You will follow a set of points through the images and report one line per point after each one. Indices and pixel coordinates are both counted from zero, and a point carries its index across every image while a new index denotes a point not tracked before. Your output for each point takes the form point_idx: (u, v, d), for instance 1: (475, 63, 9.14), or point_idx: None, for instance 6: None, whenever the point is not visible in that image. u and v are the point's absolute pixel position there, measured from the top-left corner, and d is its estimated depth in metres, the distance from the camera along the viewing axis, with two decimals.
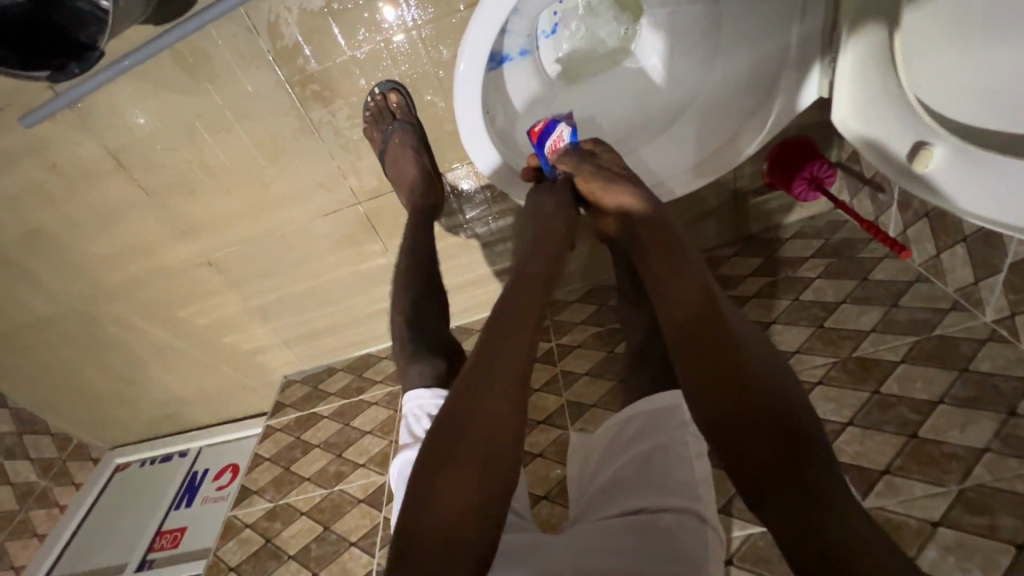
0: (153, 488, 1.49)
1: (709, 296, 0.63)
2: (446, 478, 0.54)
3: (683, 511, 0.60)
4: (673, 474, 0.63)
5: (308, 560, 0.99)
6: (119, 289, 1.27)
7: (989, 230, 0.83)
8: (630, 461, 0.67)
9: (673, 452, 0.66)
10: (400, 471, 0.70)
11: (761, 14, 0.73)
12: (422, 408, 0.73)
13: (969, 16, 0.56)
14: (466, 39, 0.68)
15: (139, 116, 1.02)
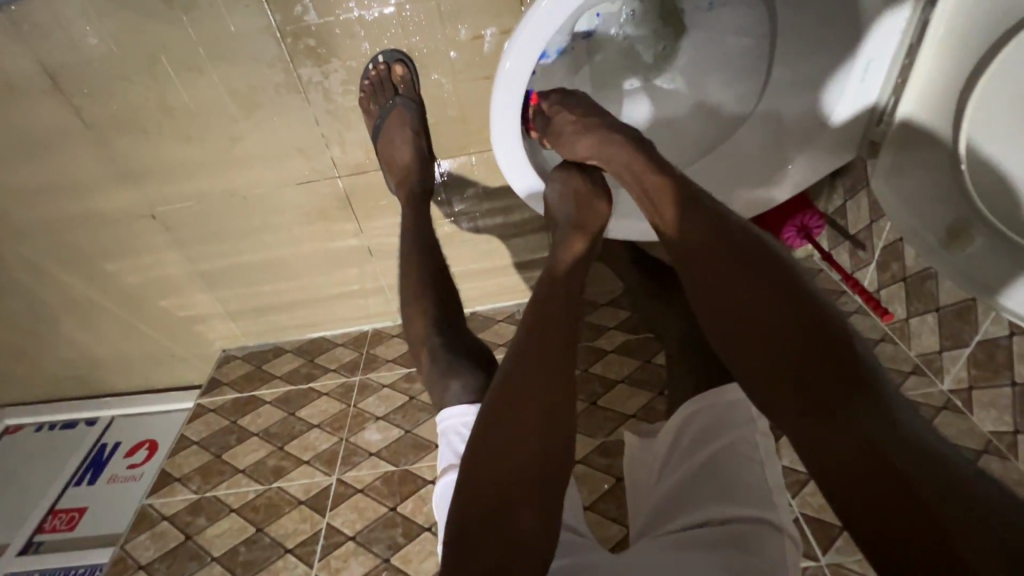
0: (49, 460, 1.31)
1: (777, 297, 0.55)
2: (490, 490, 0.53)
3: (759, 522, 0.57)
4: (743, 483, 0.60)
5: (234, 565, 0.90)
6: (36, 230, 1.09)
7: (966, 306, 0.85)
8: (691, 467, 0.64)
9: (739, 456, 0.62)
10: (443, 496, 0.62)
11: (817, 63, 0.70)
12: (468, 427, 0.65)
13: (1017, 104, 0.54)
14: (514, 35, 0.61)
15: (90, 35, 0.86)
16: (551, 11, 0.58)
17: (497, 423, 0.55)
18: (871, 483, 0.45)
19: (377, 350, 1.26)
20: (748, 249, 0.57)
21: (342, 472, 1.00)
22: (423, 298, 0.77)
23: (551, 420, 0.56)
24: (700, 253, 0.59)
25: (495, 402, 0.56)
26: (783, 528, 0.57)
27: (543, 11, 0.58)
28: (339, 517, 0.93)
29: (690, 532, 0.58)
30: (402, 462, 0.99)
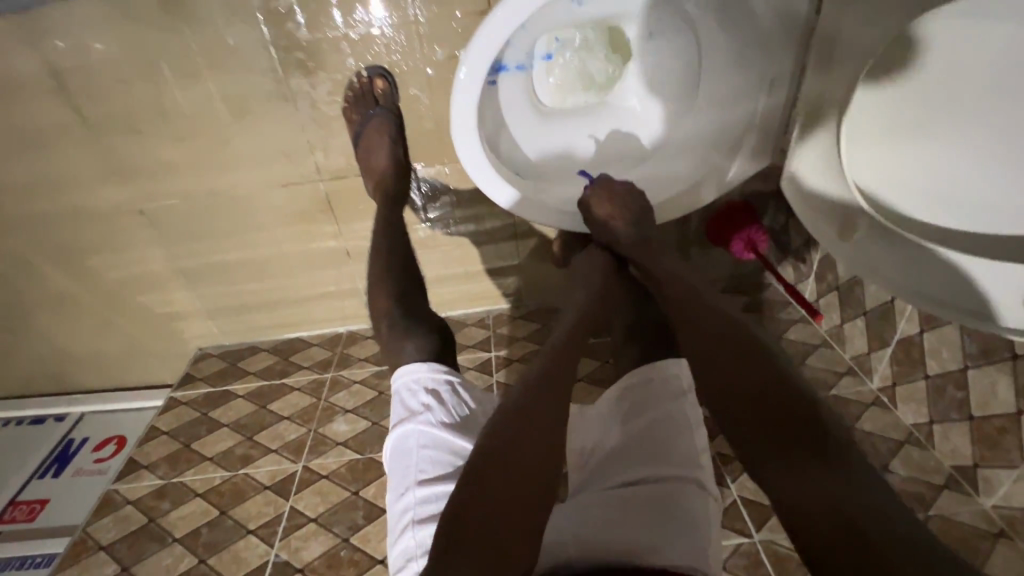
0: (13, 454, 1.30)
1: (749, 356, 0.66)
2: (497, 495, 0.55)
3: (683, 480, 0.62)
4: (672, 446, 0.65)
5: (195, 546, 0.91)
6: (23, 222, 1.14)
7: (886, 307, 0.95)
8: (631, 430, 0.69)
9: (672, 422, 0.67)
10: (396, 447, 0.67)
11: (735, 79, 0.83)
12: (418, 384, 0.70)
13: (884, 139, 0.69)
14: (477, 32, 0.68)
15: (98, 40, 0.94)
16: (511, 12, 0.66)
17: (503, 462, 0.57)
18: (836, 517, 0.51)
19: (350, 350, 1.31)
20: (725, 338, 0.69)
21: (309, 459, 1.03)
22: (389, 282, 0.83)
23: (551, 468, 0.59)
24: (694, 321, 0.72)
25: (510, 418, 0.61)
26: (705, 487, 0.62)
27: (506, 10, 0.66)
28: (303, 500, 0.96)
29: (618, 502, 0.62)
30: (367, 450, 1.03)
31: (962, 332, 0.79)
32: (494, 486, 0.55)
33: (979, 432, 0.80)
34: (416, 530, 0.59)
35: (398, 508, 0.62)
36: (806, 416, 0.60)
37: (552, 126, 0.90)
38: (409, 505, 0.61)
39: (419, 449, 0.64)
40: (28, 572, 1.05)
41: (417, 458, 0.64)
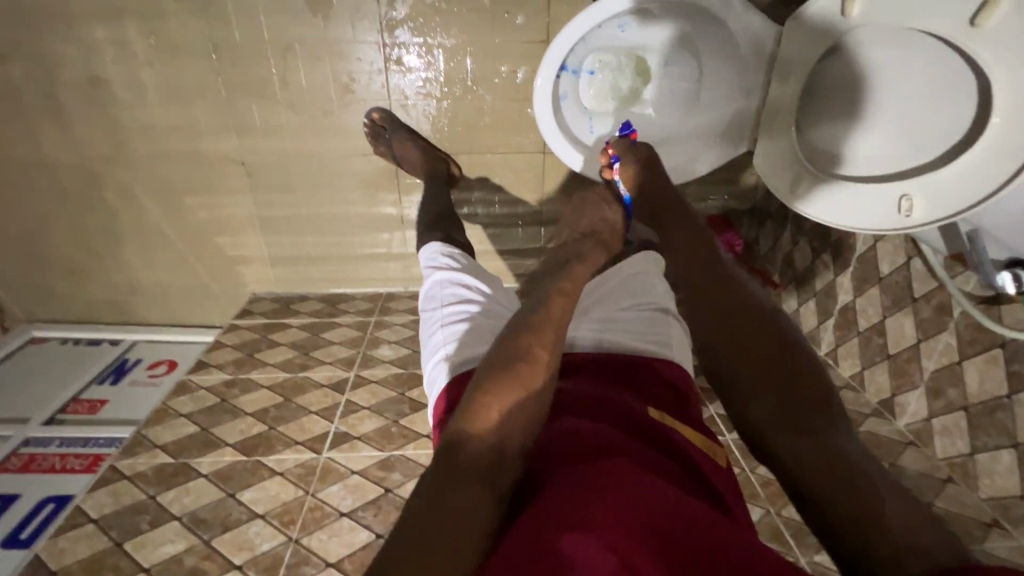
0: (71, 365, 1.44)
1: (748, 316, 0.67)
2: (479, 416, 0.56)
3: (663, 311, 0.82)
4: (653, 290, 0.85)
5: (265, 418, 1.08)
6: (142, 159, 1.38)
7: (829, 285, 1.23)
8: (628, 280, 0.87)
9: (652, 280, 0.87)
10: (427, 286, 0.87)
11: (727, 87, 1.06)
12: (440, 251, 0.93)
13: (852, 107, 0.81)
14: (553, 41, 1.00)
15: (252, 23, 1.24)
16: (573, 26, 0.98)
17: (489, 405, 0.57)
18: (829, 481, 0.52)
19: (390, 304, 1.54)
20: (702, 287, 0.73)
21: (359, 371, 1.23)
22: (452, 228, 1.13)
23: (534, 405, 0.59)
24: (696, 291, 0.73)
25: (492, 360, 0.61)
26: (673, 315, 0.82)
27: (570, 27, 0.98)
28: (356, 396, 1.14)
29: (608, 363, 0.71)
30: (409, 368, 1.23)
31: (880, 290, 1.07)
32: (474, 409, 0.57)
33: (894, 367, 1.05)
34: (444, 319, 0.78)
35: (430, 312, 0.82)
36: (786, 373, 0.62)
37: (589, 123, 1.13)
38: (436, 315, 0.80)
39: (442, 285, 0.84)
40: (92, 449, 1.18)
41: (441, 293, 0.83)
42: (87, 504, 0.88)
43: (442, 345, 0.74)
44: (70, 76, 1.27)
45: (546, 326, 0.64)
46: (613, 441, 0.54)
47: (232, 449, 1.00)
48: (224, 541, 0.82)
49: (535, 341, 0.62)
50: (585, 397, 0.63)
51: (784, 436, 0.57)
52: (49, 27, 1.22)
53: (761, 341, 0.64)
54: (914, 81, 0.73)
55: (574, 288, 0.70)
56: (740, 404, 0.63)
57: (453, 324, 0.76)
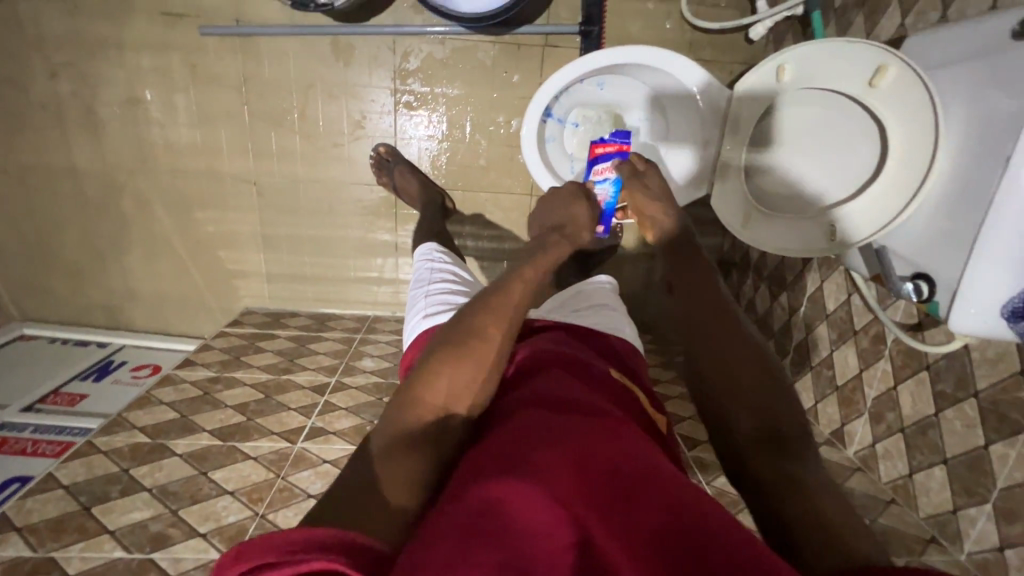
0: (56, 361, 1.47)
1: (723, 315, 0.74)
2: (432, 386, 0.61)
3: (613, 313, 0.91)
4: (604, 300, 0.95)
5: (244, 410, 1.11)
6: (162, 174, 1.50)
7: (786, 325, 1.33)
8: (583, 293, 0.97)
9: (604, 293, 0.97)
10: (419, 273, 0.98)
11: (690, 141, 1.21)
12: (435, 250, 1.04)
13: (801, 152, 0.93)
14: (541, 89, 1.17)
15: (283, 63, 1.42)
16: (557, 79, 1.15)
17: (442, 376, 0.61)
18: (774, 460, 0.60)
19: (376, 325, 1.61)
20: (687, 304, 0.78)
21: (340, 377, 1.28)
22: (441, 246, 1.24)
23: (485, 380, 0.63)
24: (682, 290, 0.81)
25: (450, 334, 0.65)
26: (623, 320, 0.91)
27: (555, 78, 1.15)
28: (335, 398, 1.19)
29: (573, 339, 0.77)
30: (388, 379, 1.28)
31: (828, 325, 1.18)
32: (425, 379, 0.61)
33: (841, 397, 1.13)
34: (428, 292, 0.88)
35: (417, 289, 0.91)
36: (755, 364, 0.68)
37: (570, 165, 1.28)
38: (421, 291, 0.90)
39: (432, 270, 0.96)
40: (64, 437, 1.19)
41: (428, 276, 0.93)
42: (60, 471, 0.90)
43: (424, 307, 0.84)
44: (113, 96, 1.42)
45: (502, 309, 0.68)
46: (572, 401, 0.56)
47: (209, 434, 1.03)
48: (191, 511, 0.84)
49: (491, 320, 0.67)
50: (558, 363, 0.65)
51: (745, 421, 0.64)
52: (102, 53, 1.39)
53: (739, 358, 0.69)
54: (849, 122, 0.85)
55: (531, 274, 0.75)
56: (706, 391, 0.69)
57: (436, 296, 0.86)
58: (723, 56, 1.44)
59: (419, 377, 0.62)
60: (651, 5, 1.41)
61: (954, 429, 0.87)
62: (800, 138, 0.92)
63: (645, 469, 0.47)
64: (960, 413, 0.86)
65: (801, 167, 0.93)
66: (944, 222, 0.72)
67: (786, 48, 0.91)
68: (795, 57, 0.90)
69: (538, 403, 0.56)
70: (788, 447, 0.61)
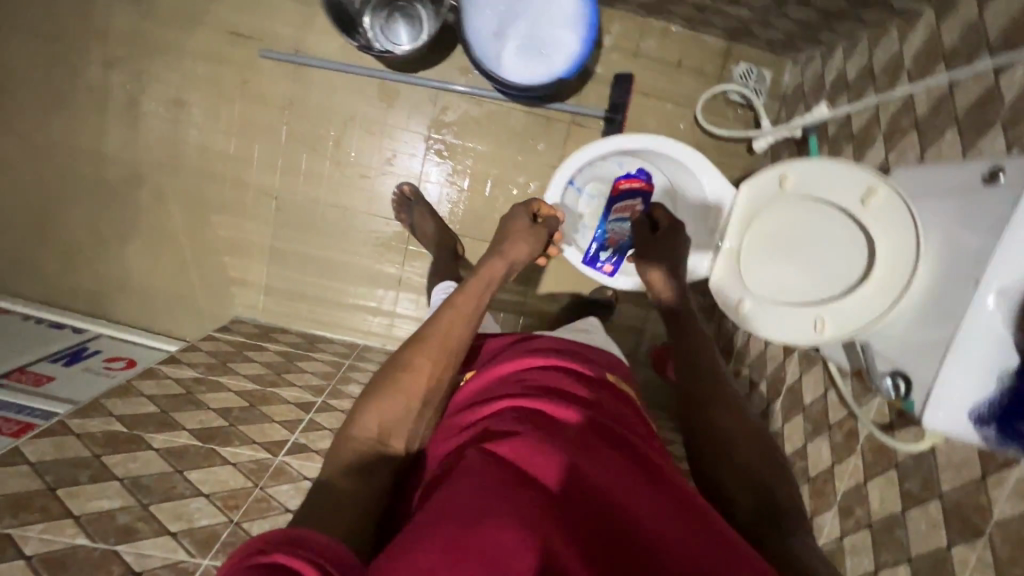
0: (27, 339, 1.41)
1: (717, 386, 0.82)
2: (374, 409, 0.74)
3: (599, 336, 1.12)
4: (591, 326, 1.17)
5: (226, 414, 1.09)
6: (187, 173, 1.53)
7: (763, 413, 1.39)
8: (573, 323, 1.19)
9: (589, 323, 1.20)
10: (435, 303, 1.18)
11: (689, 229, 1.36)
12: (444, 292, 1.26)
13: (794, 254, 1.03)
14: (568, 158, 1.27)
15: (329, 94, 1.52)
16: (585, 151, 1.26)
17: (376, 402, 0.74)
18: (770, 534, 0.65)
19: (365, 355, 1.61)
20: (700, 379, 0.84)
21: (326, 399, 1.26)
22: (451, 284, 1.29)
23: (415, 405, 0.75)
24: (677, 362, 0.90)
25: (395, 364, 0.78)
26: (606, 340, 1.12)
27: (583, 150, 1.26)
28: (319, 417, 1.17)
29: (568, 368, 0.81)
30: None
31: (804, 417, 1.24)
32: (365, 404, 0.74)
33: (812, 488, 1.17)
34: None
35: None
36: (748, 438, 0.75)
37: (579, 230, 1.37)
38: None
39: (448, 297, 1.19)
40: (24, 417, 1.12)
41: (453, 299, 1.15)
42: (28, 448, 0.85)
43: None
44: (159, 94, 1.48)
45: (434, 342, 0.80)
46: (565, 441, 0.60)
47: (188, 433, 0.99)
48: (163, 508, 0.80)
49: (424, 353, 0.79)
50: (557, 388, 0.74)
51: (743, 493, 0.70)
52: (161, 56, 1.46)
53: (743, 442, 0.74)
54: (842, 234, 0.97)
55: (464, 304, 0.87)
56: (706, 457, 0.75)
57: None
58: (727, 161, 1.61)
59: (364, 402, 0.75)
60: (670, 106, 1.58)
61: (918, 530, 0.92)
62: (796, 241, 1.03)
63: (633, 501, 0.56)
64: (925, 514, 0.91)
65: (792, 268, 1.03)
66: (929, 326, 0.80)
67: (792, 159, 1.02)
68: (796, 169, 1.02)
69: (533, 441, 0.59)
70: (788, 534, 0.65)
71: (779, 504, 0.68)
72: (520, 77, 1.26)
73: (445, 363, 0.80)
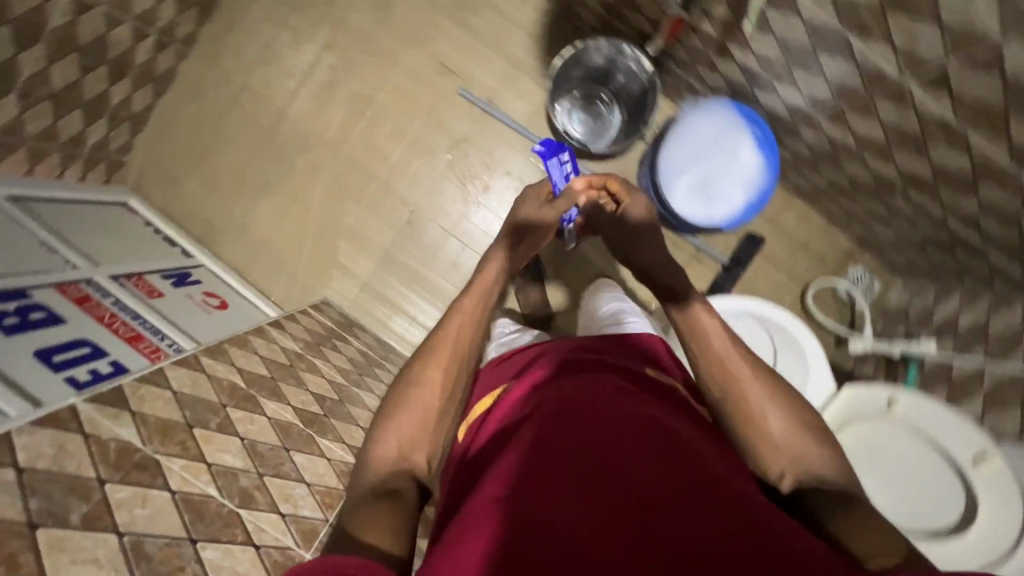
0: (145, 247, 1.47)
1: (763, 389, 0.82)
2: (392, 425, 0.78)
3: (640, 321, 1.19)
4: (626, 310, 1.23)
5: (321, 403, 1.12)
6: (346, 158, 1.64)
7: None
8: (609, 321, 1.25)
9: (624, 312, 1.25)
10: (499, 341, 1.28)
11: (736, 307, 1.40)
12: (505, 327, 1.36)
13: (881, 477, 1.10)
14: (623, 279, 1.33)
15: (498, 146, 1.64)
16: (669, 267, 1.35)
17: (390, 418, 0.79)
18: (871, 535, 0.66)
19: None
20: (728, 364, 0.85)
21: None
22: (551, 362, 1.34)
23: (427, 416, 0.80)
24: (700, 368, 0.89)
25: (407, 381, 0.83)
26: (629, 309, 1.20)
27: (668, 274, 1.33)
28: None
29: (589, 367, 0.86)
30: None
31: None
32: (381, 424, 0.79)
33: None
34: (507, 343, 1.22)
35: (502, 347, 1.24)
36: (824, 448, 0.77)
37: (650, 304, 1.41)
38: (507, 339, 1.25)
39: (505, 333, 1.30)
40: (137, 327, 1.16)
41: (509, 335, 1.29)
42: (171, 373, 0.89)
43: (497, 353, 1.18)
44: (355, 85, 1.61)
45: (438, 355, 0.86)
46: (578, 431, 0.65)
47: (292, 410, 1.02)
48: (274, 483, 0.83)
49: (431, 365, 0.85)
50: (588, 384, 0.76)
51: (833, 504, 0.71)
52: (373, 56, 1.60)
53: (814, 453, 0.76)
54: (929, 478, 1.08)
55: (468, 309, 0.93)
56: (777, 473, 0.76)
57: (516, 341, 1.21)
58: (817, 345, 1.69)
59: (381, 421, 0.80)
60: (785, 277, 1.69)
61: None
62: (886, 466, 1.10)
63: (669, 489, 0.58)
64: None
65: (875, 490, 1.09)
66: None
67: (902, 388, 1.12)
68: (907, 399, 1.12)
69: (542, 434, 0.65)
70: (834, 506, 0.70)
71: (826, 482, 0.74)
72: (679, 210, 1.38)
73: (450, 372, 0.85)
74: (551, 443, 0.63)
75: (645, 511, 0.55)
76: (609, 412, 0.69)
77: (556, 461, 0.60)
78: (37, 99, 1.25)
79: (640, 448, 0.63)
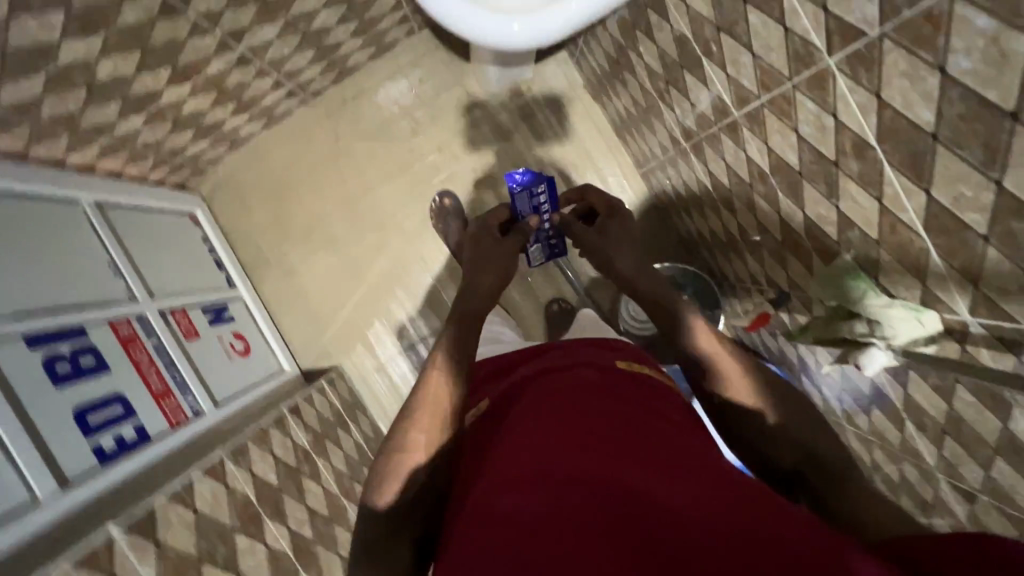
0: (198, 270, 1.48)
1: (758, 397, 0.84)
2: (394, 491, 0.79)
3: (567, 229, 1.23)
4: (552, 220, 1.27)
5: (313, 524, 1.13)
6: (413, 249, 1.68)
7: None
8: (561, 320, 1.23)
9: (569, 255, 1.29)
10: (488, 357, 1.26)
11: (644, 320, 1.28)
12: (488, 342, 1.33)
13: None
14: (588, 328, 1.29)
15: (554, 293, 1.71)
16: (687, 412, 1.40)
17: (387, 480, 0.80)
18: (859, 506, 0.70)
19: None
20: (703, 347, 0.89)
21: None
22: None
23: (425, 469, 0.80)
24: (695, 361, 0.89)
25: (397, 437, 0.83)
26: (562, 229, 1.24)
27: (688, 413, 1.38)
28: None
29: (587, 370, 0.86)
30: None
31: None
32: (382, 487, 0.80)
33: None
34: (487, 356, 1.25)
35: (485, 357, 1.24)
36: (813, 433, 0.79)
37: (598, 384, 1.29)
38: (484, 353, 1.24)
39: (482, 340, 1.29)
40: (169, 378, 1.18)
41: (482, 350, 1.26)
42: (197, 486, 0.91)
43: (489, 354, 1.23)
44: (449, 188, 1.66)
45: (426, 405, 0.84)
46: (578, 459, 0.65)
47: (287, 535, 1.04)
48: None
49: (418, 419, 0.83)
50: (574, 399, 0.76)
51: (826, 486, 0.75)
52: (476, 170, 1.66)
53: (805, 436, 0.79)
54: None
55: (448, 358, 0.91)
56: (775, 454, 0.80)
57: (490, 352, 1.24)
58: None
59: (381, 486, 0.80)
60: None
61: None
62: None
63: (674, 499, 0.58)
64: None
65: None
66: None
67: None
68: None
69: (538, 469, 0.65)
70: (831, 478, 0.75)
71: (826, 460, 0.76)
72: None
73: (437, 433, 0.82)
74: (535, 475, 0.65)
75: (619, 509, 0.58)
76: (593, 412, 0.73)
77: (545, 495, 0.62)
78: (161, 119, 1.29)
79: (617, 450, 0.66)
